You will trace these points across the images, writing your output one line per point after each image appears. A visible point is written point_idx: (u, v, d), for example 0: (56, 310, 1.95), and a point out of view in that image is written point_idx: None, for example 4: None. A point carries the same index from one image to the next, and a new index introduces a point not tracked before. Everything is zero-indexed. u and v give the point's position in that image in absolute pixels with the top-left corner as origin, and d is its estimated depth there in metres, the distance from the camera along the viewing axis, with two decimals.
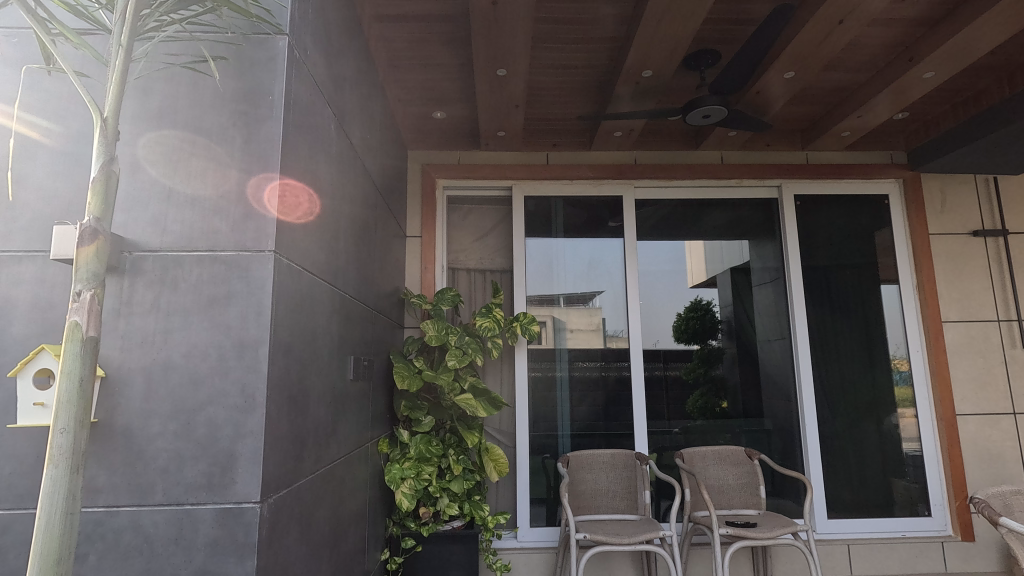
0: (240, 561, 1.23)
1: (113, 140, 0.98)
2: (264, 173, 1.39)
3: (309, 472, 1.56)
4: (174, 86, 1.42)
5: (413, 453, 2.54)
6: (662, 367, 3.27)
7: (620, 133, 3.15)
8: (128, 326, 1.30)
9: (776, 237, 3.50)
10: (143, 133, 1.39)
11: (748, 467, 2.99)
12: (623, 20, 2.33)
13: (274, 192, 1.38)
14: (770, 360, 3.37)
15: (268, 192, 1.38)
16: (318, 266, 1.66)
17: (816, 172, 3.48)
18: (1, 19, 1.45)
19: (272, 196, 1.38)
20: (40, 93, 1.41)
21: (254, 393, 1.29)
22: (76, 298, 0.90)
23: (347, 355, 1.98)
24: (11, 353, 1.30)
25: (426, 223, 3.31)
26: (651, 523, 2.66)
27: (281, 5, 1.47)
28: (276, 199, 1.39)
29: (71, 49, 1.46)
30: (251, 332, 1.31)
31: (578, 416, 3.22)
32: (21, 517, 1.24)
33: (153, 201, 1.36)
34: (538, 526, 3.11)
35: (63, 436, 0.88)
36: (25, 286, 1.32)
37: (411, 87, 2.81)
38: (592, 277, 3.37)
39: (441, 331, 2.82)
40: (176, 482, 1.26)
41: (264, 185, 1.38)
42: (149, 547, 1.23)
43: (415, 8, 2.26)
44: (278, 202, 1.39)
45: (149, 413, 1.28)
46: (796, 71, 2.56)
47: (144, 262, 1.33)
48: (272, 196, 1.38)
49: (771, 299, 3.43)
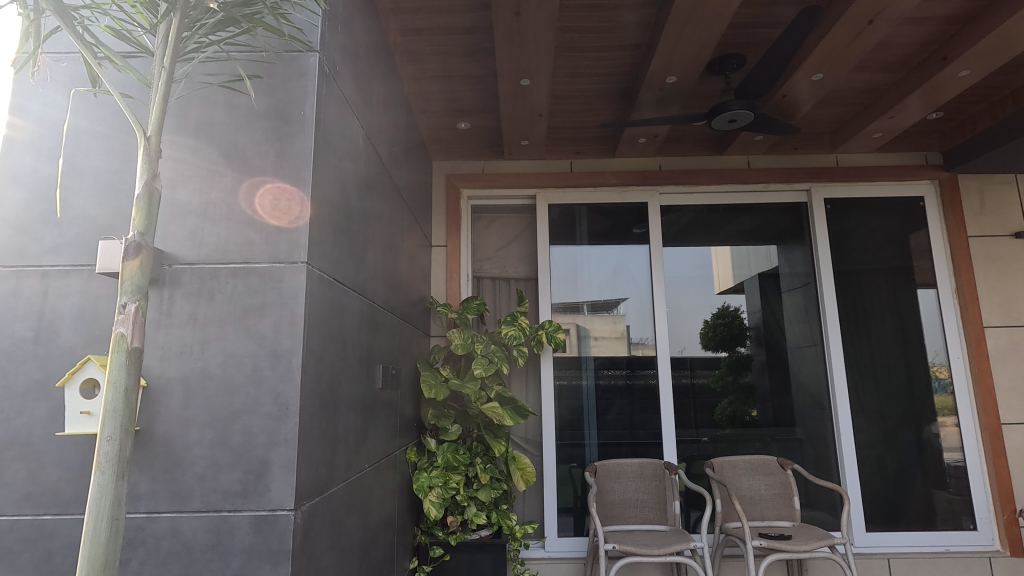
0: (276, 568, 1.25)
1: (156, 158, 1.01)
2: (246, 183, 1.42)
3: (340, 479, 1.58)
4: (211, 105, 1.47)
5: (441, 461, 2.55)
6: (689, 375, 3.23)
7: (644, 139, 3.14)
8: (167, 337, 1.35)
9: (806, 241, 3.43)
10: (181, 150, 1.44)
11: (781, 477, 2.91)
12: (645, 27, 2.33)
13: (274, 189, 1.42)
14: (801, 367, 3.29)
15: (262, 198, 1.41)
16: (348, 277, 1.70)
17: (847, 174, 3.41)
18: (53, 45, 1.53)
19: (269, 201, 1.41)
20: (86, 114, 1.48)
21: (287, 401, 1.32)
22: (122, 310, 0.93)
23: (375, 363, 2.00)
24: (60, 363, 1.35)
25: (451, 232, 3.34)
26: (681, 534, 2.61)
27: (312, 24, 1.51)
28: (278, 197, 1.42)
29: (115, 71, 1.52)
30: (284, 342, 1.34)
31: (605, 425, 3.19)
32: (67, 522, 1.29)
33: (192, 215, 1.41)
34: (565, 536, 3.08)
35: (109, 443, 0.91)
36: (72, 299, 1.38)
37: (436, 99, 2.85)
38: (616, 284, 3.35)
39: (467, 339, 2.86)
40: (213, 488, 1.29)
41: (259, 188, 1.42)
42: (188, 552, 1.26)
43: (439, 22, 2.30)
44: (281, 198, 1.42)
45: (188, 421, 1.32)
46: (824, 73, 2.52)
47: (182, 274, 1.38)
48: (274, 195, 1.42)
49: (801, 305, 3.36)
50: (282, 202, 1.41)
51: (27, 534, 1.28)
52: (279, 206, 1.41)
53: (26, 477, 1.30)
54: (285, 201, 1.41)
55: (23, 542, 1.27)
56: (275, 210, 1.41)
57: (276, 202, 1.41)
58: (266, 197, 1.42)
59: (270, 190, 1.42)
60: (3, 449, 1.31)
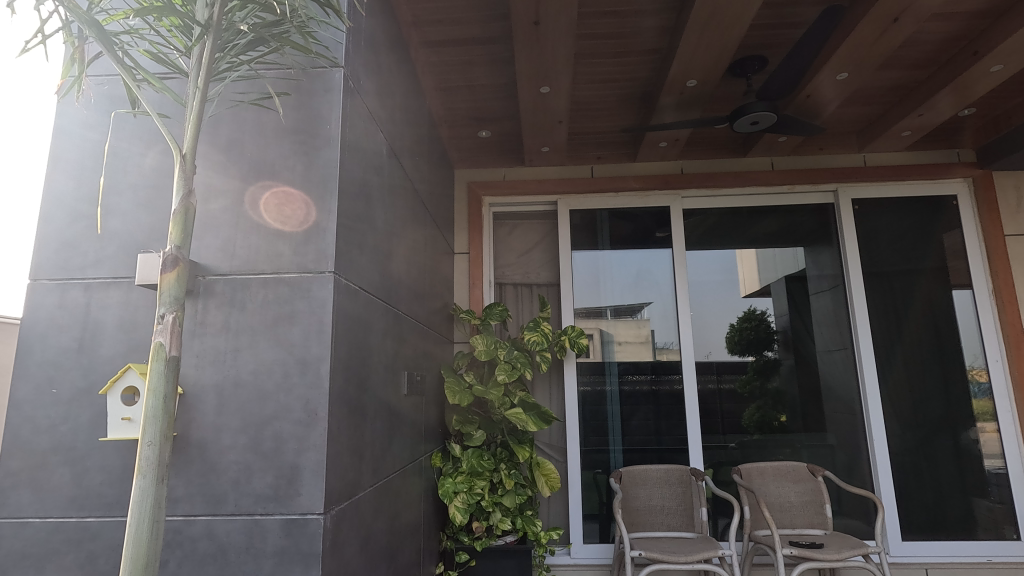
0: (307, 570, 1.27)
1: (191, 174, 1.05)
2: (248, 198, 1.47)
3: (367, 484, 1.61)
4: (242, 121, 1.53)
5: (466, 467, 2.55)
6: (716, 380, 3.19)
7: (666, 143, 3.12)
8: (201, 345, 1.40)
9: (834, 243, 3.37)
10: (213, 165, 1.50)
11: (812, 484, 2.85)
12: (665, 31, 2.32)
13: (279, 192, 1.47)
14: (831, 370, 3.22)
15: (267, 209, 1.47)
16: (373, 285, 1.74)
17: (875, 173, 3.33)
18: (96, 68, 1.61)
19: (275, 208, 1.47)
20: (126, 133, 1.55)
21: (316, 408, 1.35)
22: (161, 320, 0.97)
23: (400, 370, 2.03)
24: (102, 372, 1.42)
25: (473, 239, 3.38)
26: (708, 541, 2.56)
27: (337, 40, 1.55)
28: (283, 200, 1.47)
29: (153, 92, 1.59)
30: (313, 350, 1.38)
31: (630, 431, 3.17)
32: (109, 524, 1.34)
33: (224, 228, 1.46)
34: (591, 542, 3.07)
35: (150, 449, 0.95)
36: (113, 310, 1.44)
37: (457, 109, 2.89)
38: (640, 289, 3.33)
39: (491, 345, 2.88)
40: (246, 492, 1.33)
41: (264, 199, 1.47)
42: (223, 554, 1.30)
43: (459, 33, 2.33)
44: (285, 199, 1.47)
45: (221, 427, 1.36)
46: (849, 71, 2.48)
47: (215, 285, 1.43)
48: (278, 199, 1.47)
49: (830, 307, 3.29)
50: (287, 208, 1.46)
51: (73, 535, 1.34)
52: (285, 211, 1.46)
53: (71, 481, 1.36)
54: (293, 202, 1.46)
55: (69, 543, 1.33)
56: (282, 216, 1.46)
57: (280, 206, 1.47)
58: (272, 205, 1.47)
59: (274, 194, 1.47)
60: (50, 454, 1.38)
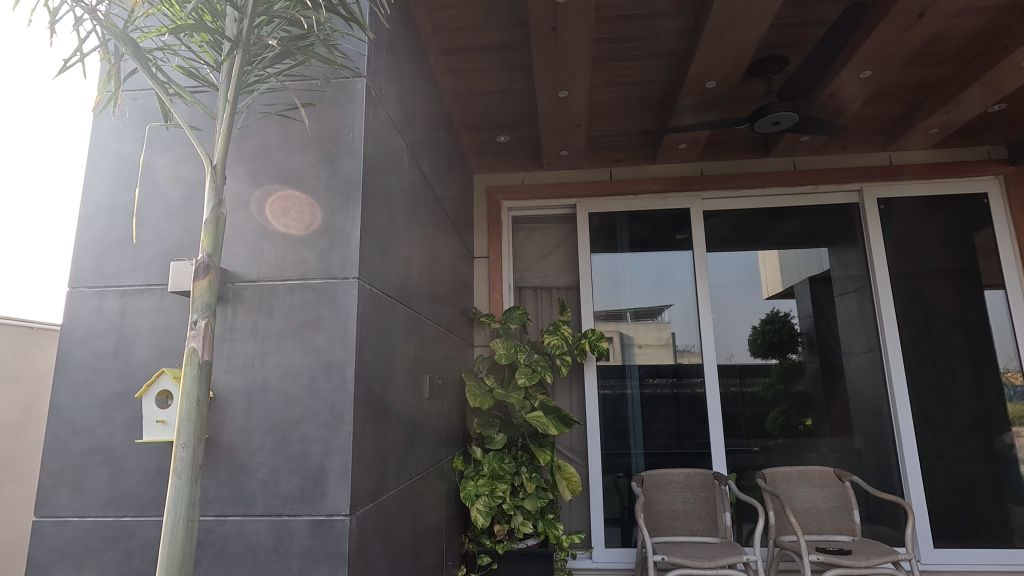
0: (333, 570, 1.30)
1: (221, 185, 1.09)
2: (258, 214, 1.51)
3: (391, 486, 1.64)
4: (268, 132, 1.57)
5: (487, 470, 2.56)
6: (738, 384, 3.15)
7: (685, 144, 3.11)
8: (231, 350, 1.44)
9: (859, 244, 3.31)
10: (242, 174, 1.54)
11: (839, 489, 2.79)
12: (683, 34, 2.32)
13: (277, 200, 1.52)
14: (857, 374, 3.16)
15: (276, 218, 1.51)
16: (396, 290, 1.76)
17: (901, 171, 3.27)
18: (130, 83, 1.67)
19: (282, 214, 1.51)
20: (159, 145, 1.60)
21: (342, 411, 1.38)
22: (194, 326, 1.01)
23: (422, 373, 2.06)
24: (137, 376, 1.47)
25: (493, 243, 3.40)
26: (732, 546, 2.53)
27: (359, 51, 1.59)
28: (281, 206, 1.51)
29: (185, 105, 1.64)
30: (338, 354, 1.41)
31: (651, 434, 3.15)
32: (144, 523, 1.38)
33: (251, 236, 1.50)
34: (612, 547, 3.07)
35: (184, 450, 0.98)
36: (146, 316, 1.49)
37: (476, 114, 2.91)
38: (659, 291, 3.31)
39: (510, 348, 2.91)
40: (274, 494, 1.36)
41: (272, 215, 1.51)
42: (253, 554, 1.34)
43: (477, 40, 2.36)
44: (284, 202, 1.52)
45: (250, 430, 1.40)
46: (873, 68, 2.44)
47: (244, 291, 1.47)
48: (280, 205, 1.51)
49: (856, 308, 3.23)
50: (292, 208, 1.51)
51: (110, 534, 1.38)
52: (292, 212, 1.51)
53: (109, 481, 1.41)
54: (294, 201, 1.51)
55: (107, 542, 1.38)
56: (292, 218, 1.50)
57: (284, 212, 1.51)
58: (278, 212, 1.51)
59: (273, 206, 1.51)
60: (89, 455, 1.43)
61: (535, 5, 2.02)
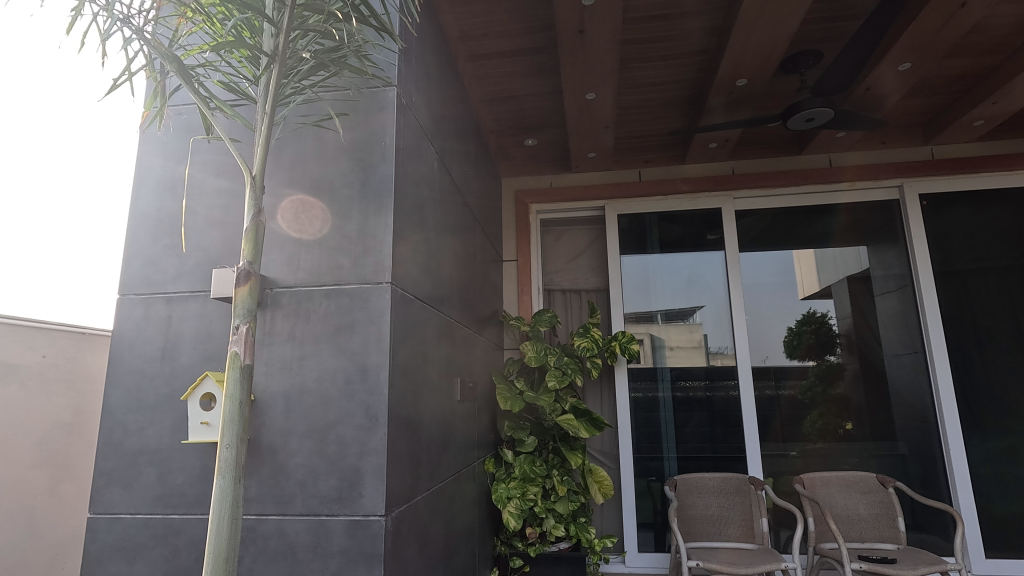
0: (370, 569, 1.32)
1: (260, 194, 1.13)
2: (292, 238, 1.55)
3: (424, 487, 1.67)
4: (303, 142, 1.61)
5: (518, 473, 2.57)
6: (774, 387, 3.08)
7: (715, 143, 3.07)
8: (270, 354, 1.49)
9: (899, 241, 3.20)
10: (279, 184, 1.59)
11: (882, 496, 2.69)
12: (711, 32, 2.29)
13: (289, 217, 1.56)
14: (900, 376, 3.05)
15: (302, 230, 1.55)
16: (427, 295, 1.79)
17: (943, 166, 3.15)
18: (175, 99, 1.74)
19: (305, 222, 1.56)
20: (202, 158, 1.66)
21: (377, 413, 1.41)
22: (235, 331, 1.05)
23: (454, 376, 2.08)
24: (183, 379, 1.53)
25: (521, 246, 3.40)
26: (770, 553, 2.47)
27: (390, 61, 1.62)
28: (293, 216, 1.56)
29: (225, 118, 1.70)
30: (373, 357, 1.44)
31: (684, 438, 3.10)
32: (190, 521, 1.44)
33: (289, 243, 1.55)
34: (645, 551, 3.04)
35: (228, 451, 1.02)
36: (190, 322, 1.55)
37: (504, 119, 2.93)
38: (691, 293, 3.27)
39: (540, 351, 2.90)
40: (313, 494, 1.40)
41: (305, 226, 1.55)
42: (292, 552, 1.37)
43: (504, 46, 2.38)
44: (292, 215, 1.56)
45: (289, 431, 1.44)
46: (913, 60, 2.36)
47: (282, 297, 1.52)
48: (293, 219, 1.56)
49: (897, 308, 3.13)
50: (299, 213, 1.56)
51: (159, 531, 1.44)
52: (306, 213, 1.56)
53: (157, 480, 1.47)
54: (304, 200, 1.57)
55: (156, 538, 1.44)
56: (309, 216, 1.56)
57: (298, 222, 1.56)
58: (301, 222, 1.56)
59: (289, 225, 1.56)
60: (139, 455, 1.49)
61: (562, 10, 2.03)
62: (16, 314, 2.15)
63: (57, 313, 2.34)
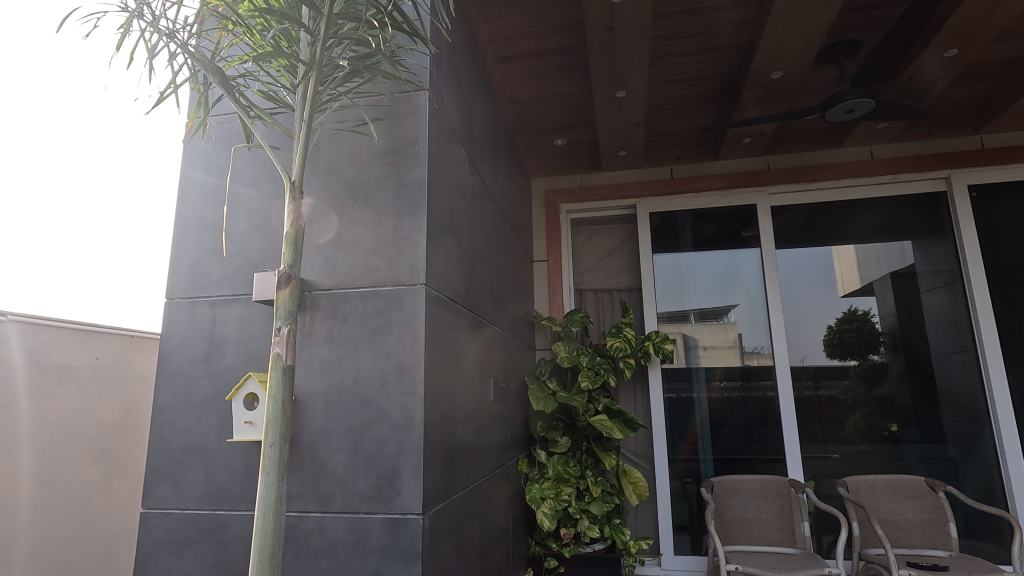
0: (408, 567, 1.34)
1: (299, 199, 1.16)
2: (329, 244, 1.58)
3: (460, 487, 1.68)
4: (339, 148, 1.65)
5: (552, 473, 2.56)
6: (813, 387, 2.99)
7: (750, 138, 3.02)
8: (310, 355, 1.53)
9: (947, 235, 3.07)
10: (316, 190, 1.63)
11: (931, 500, 2.59)
12: (744, 26, 2.23)
13: (325, 226, 1.60)
14: (950, 375, 2.93)
15: (336, 234, 1.59)
16: (460, 296, 1.81)
17: (994, 156, 3.01)
18: (217, 109, 1.81)
19: (339, 225, 1.59)
20: (243, 165, 1.72)
21: (413, 413, 1.43)
22: (278, 332, 1.08)
23: (487, 377, 2.10)
24: (227, 380, 1.58)
25: (552, 246, 3.40)
26: (812, 559, 2.40)
27: (422, 66, 1.64)
28: (328, 221, 1.60)
29: (264, 126, 1.76)
30: (408, 358, 1.46)
31: (721, 439, 3.04)
32: (236, 516, 1.48)
33: (326, 247, 1.58)
34: (682, 554, 2.99)
35: (272, 449, 1.05)
36: (233, 324, 1.61)
37: (534, 119, 2.92)
38: (726, 291, 3.20)
39: (573, 352, 2.89)
40: (351, 492, 1.43)
41: (341, 230, 1.59)
42: (333, 549, 1.40)
43: (533, 46, 2.38)
44: (327, 224, 1.60)
45: (328, 430, 1.48)
46: (960, 46, 2.27)
47: (320, 299, 1.55)
48: (327, 226, 1.60)
49: (945, 305, 3.01)
50: (330, 221, 1.60)
51: (207, 526, 1.49)
52: (336, 218, 1.60)
53: (204, 477, 1.53)
54: (339, 205, 1.61)
55: (204, 533, 1.49)
56: (337, 220, 1.60)
57: (335, 227, 1.59)
58: (336, 226, 1.59)
59: (326, 232, 1.59)
60: (187, 453, 1.55)
61: (592, 9, 2.02)
62: (58, 316, 2.20)
63: (93, 316, 2.39)
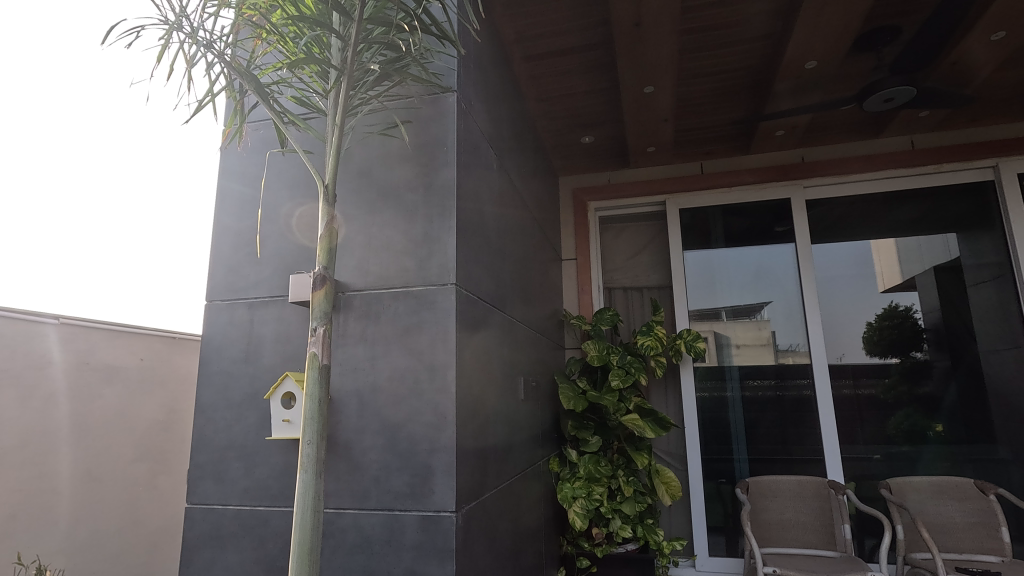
0: (442, 565, 1.35)
1: (332, 202, 1.18)
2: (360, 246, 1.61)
3: (491, 485, 1.69)
4: (369, 151, 1.68)
5: (583, 473, 2.55)
6: (852, 386, 2.90)
7: (783, 130, 2.94)
8: (344, 355, 1.56)
9: (994, 226, 2.94)
10: (348, 193, 1.67)
11: (981, 503, 2.48)
12: (775, 16, 2.18)
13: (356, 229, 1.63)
14: (999, 373, 2.80)
15: (367, 236, 1.61)
16: (489, 296, 1.82)
17: None
18: (253, 115, 1.86)
19: (370, 228, 1.62)
20: (277, 170, 1.76)
21: (445, 412, 1.44)
22: (313, 332, 1.11)
23: (517, 376, 2.10)
24: (264, 380, 1.62)
25: (580, 244, 3.39)
26: (854, 562, 2.32)
27: (449, 68, 1.66)
28: (359, 224, 1.63)
29: (298, 132, 1.80)
30: (439, 357, 1.47)
31: (756, 439, 2.98)
32: (275, 512, 1.52)
33: (358, 249, 1.61)
34: (717, 556, 2.94)
35: (310, 446, 1.08)
36: (270, 325, 1.65)
37: (561, 117, 2.91)
38: (759, 287, 3.14)
39: (602, 350, 2.88)
40: (386, 489, 1.45)
41: (372, 232, 1.61)
42: (369, 545, 1.43)
43: (559, 44, 2.37)
44: (358, 227, 1.63)
45: (363, 429, 1.50)
46: (1007, 29, 2.16)
47: (353, 300, 1.58)
48: (359, 229, 1.63)
49: (993, 299, 2.88)
50: (362, 224, 1.63)
51: (247, 522, 1.54)
52: (368, 221, 1.63)
53: (244, 474, 1.57)
54: (370, 208, 1.64)
55: (244, 528, 1.54)
56: (369, 223, 1.62)
57: (366, 229, 1.62)
58: (368, 228, 1.62)
59: (357, 235, 1.62)
60: (227, 450, 1.60)
61: (619, 4, 2.01)
62: (87, 315, 2.38)
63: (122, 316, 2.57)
